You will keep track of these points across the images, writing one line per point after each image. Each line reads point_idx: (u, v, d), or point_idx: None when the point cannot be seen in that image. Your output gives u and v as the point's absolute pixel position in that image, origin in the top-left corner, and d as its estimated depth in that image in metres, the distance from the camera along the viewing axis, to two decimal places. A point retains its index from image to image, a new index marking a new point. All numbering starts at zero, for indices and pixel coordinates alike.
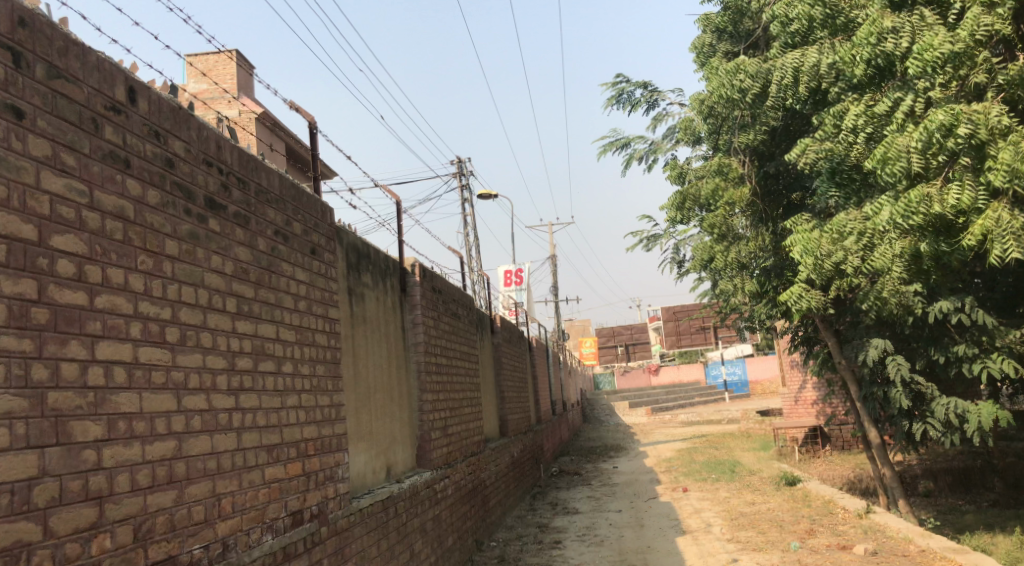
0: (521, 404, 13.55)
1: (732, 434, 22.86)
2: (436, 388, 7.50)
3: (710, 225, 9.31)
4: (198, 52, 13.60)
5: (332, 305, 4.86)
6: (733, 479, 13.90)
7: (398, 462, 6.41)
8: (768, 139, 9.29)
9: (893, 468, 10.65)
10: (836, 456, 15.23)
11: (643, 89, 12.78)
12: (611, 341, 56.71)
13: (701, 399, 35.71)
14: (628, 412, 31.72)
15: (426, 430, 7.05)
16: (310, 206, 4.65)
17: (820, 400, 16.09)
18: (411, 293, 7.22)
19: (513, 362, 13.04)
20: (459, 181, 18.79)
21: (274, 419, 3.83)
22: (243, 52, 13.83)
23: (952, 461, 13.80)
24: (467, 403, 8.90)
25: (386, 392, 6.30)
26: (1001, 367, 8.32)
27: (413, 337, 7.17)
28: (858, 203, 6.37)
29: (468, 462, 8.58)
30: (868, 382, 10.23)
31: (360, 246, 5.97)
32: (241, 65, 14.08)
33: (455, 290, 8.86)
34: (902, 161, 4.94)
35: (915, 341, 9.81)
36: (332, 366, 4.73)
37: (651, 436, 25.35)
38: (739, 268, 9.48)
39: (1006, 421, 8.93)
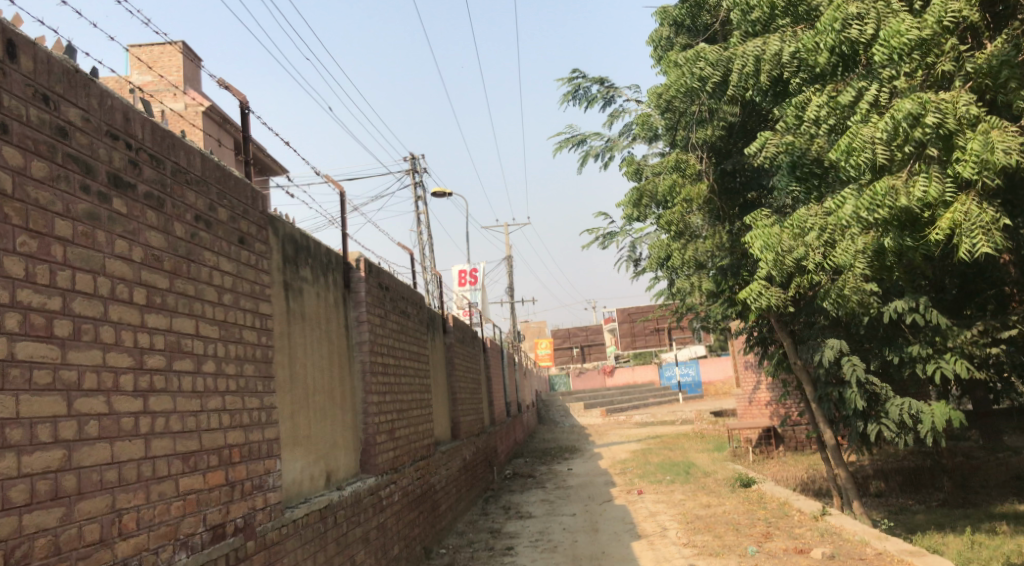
0: (474, 406, 13.22)
1: (686, 435, 22.82)
2: (382, 389, 7.15)
3: (666, 222, 9.09)
4: (143, 43, 13.09)
5: (263, 299, 4.48)
6: (688, 481, 13.75)
7: (339, 468, 6.04)
8: (725, 135, 9.14)
9: (847, 469, 10.58)
10: (790, 456, 15.21)
11: (600, 84, 12.56)
12: (567, 342, 56.65)
13: (655, 400, 35.76)
14: (582, 413, 31.58)
15: (370, 434, 6.69)
16: (238, 191, 4.27)
17: (774, 400, 16.06)
18: (356, 289, 6.85)
19: (465, 363, 12.70)
20: (412, 178, 18.38)
21: (191, 423, 3.46)
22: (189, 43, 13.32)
23: (903, 461, 13.84)
24: (416, 405, 8.54)
25: (327, 394, 5.94)
26: (956, 368, 8.24)
27: (358, 335, 6.81)
28: (820, 198, 6.20)
29: (417, 466, 8.23)
30: (823, 383, 10.13)
31: (298, 238, 5.60)
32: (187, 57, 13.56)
33: (404, 288, 8.50)
34: (868, 152, 4.76)
35: (870, 342, 9.74)
36: (262, 365, 4.36)
37: (606, 437, 25.20)
38: (696, 267, 9.28)
39: (960, 422, 8.88)
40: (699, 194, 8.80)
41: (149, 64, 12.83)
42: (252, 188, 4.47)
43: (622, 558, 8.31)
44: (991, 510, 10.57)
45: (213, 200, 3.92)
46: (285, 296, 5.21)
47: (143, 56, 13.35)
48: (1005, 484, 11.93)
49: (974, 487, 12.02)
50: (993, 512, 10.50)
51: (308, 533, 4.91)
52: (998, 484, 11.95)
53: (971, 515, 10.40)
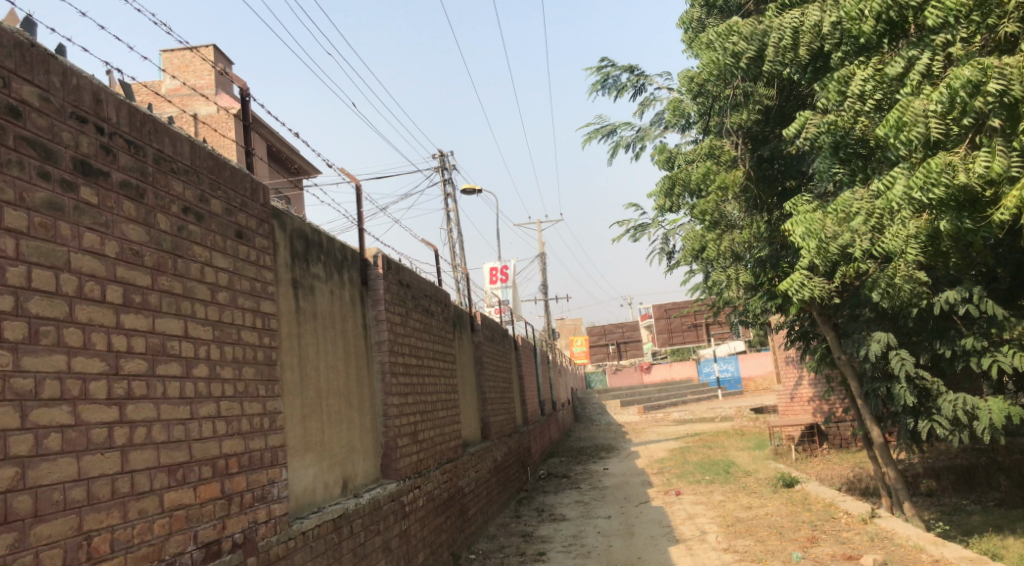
0: (505, 407, 12.90)
1: (726, 433, 22.26)
2: (404, 390, 6.86)
3: (700, 212, 8.64)
4: (173, 49, 13.08)
5: (265, 297, 4.21)
6: (728, 481, 13.28)
7: (357, 474, 5.76)
8: (761, 120, 8.72)
9: (897, 468, 10.05)
10: (835, 455, 14.64)
11: (630, 73, 12.17)
12: (603, 339, 56.05)
13: (693, 397, 35.13)
14: (620, 411, 31.10)
15: (391, 437, 6.40)
16: (236, 181, 4.00)
17: (817, 396, 15.49)
18: (374, 287, 6.56)
19: (496, 362, 12.39)
20: (441, 175, 18.12)
21: (179, 432, 3.21)
22: (218, 47, 13.25)
23: (955, 459, 13.22)
24: (442, 406, 8.23)
25: (342, 397, 5.66)
26: (1014, 361, 7.71)
27: (376, 335, 6.53)
28: (866, 179, 5.74)
29: (443, 469, 7.92)
30: (871, 378, 9.62)
31: (309, 234, 5.32)
32: (217, 61, 13.50)
33: (426, 285, 8.19)
34: (920, 127, 4.34)
35: (920, 334, 9.22)
36: (265, 368, 4.08)
37: (643, 435, 24.72)
38: (733, 259, 8.80)
39: (1020, 419, 8.33)
40: (735, 180, 8.37)
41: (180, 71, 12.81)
42: (250, 178, 4.20)
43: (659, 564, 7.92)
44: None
45: (205, 190, 3.66)
46: (293, 295, 4.94)
47: (174, 62, 13.33)
48: None
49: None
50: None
51: (320, 544, 4.63)
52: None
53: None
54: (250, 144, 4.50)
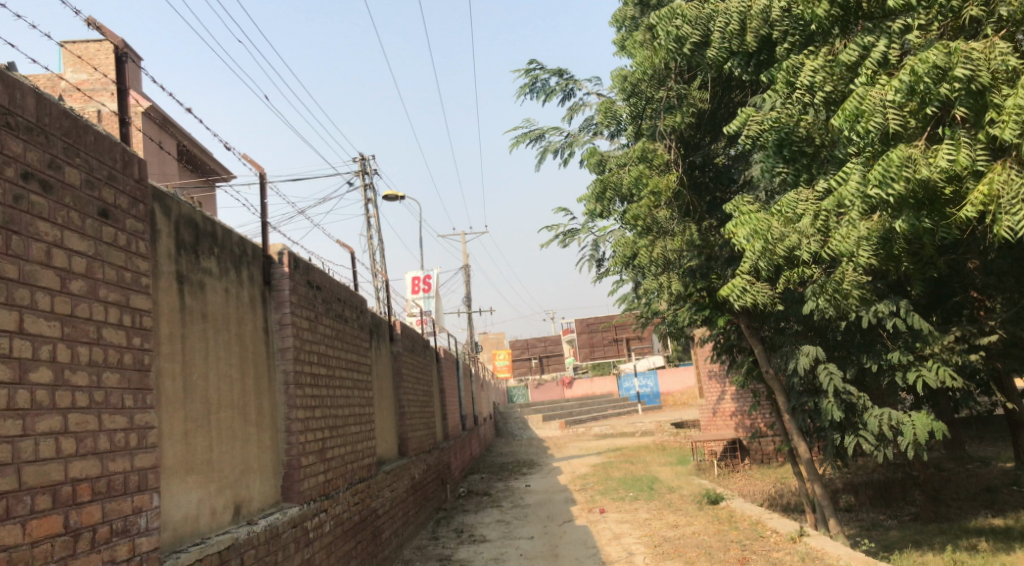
0: (424, 421, 12.28)
1: (647, 448, 22.05)
2: (310, 403, 6.19)
3: (632, 217, 8.20)
4: (76, 38, 12.14)
5: (137, 290, 3.52)
6: (652, 498, 12.95)
7: (252, 498, 5.08)
8: (694, 124, 8.52)
9: (823, 484, 9.85)
10: (756, 470, 14.51)
11: (559, 76, 11.81)
12: (525, 353, 55.71)
13: (614, 411, 35.05)
14: (541, 426, 30.74)
15: (294, 455, 5.74)
16: (103, 149, 3.32)
17: (739, 411, 15.37)
18: (279, 288, 5.91)
19: (415, 374, 11.75)
20: (362, 180, 17.39)
21: (3, 452, 2.65)
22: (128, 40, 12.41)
23: (873, 473, 13.23)
24: (355, 420, 7.58)
25: (237, 410, 4.99)
26: (939, 377, 7.54)
27: (280, 341, 5.86)
28: (810, 180, 5.44)
29: (354, 490, 7.27)
30: (797, 392, 9.42)
31: (199, 223, 4.65)
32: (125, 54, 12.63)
33: (339, 288, 7.55)
34: (878, 118, 4.01)
35: (847, 348, 9.04)
36: (134, 375, 3.39)
37: (564, 450, 24.37)
38: (664, 266, 8.40)
39: (943, 435, 8.20)
40: (667, 185, 8.03)
41: (83, 62, 11.87)
42: (124, 148, 3.53)
43: None
44: (972, 526, 9.93)
45: (58, 155, 3.01)
46: (177, 291, 4.27)
47: (76, 51, 12.36)
48: (977, 496, 11.35)
49: (949, 500, 11.43)
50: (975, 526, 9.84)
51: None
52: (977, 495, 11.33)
53: (952, 531, 9.74)
54: (124, 112, 3.81)
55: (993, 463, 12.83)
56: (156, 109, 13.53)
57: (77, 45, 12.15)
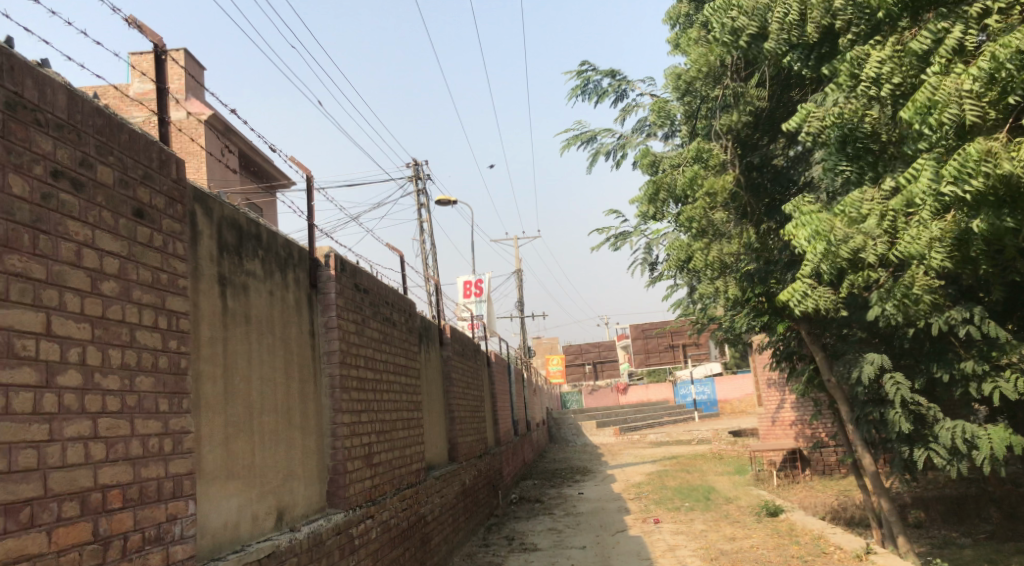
0: (475, 426, 12.17)
1: (703, 457, 21.56)
2: (356, 408, 6.10)
3: (687, 219, 7.95)
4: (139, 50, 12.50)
5: (173, 292, 3.49)
6: (708, 509, 12.60)
7: (295, 504, 5.00)
8: (752, 124, 8.24)
9: (890, 499, 9.40)
10: (818, 482, 14.01)
11: (611, 77, 11.60)
12: (579, 359, 55.31)
13: (670, 419, 34.48)
14: (596, 432, 30.39)
15: (339, 461, 5.66)
16: (138, 147, 3.35)
17: (800, 420, 14.88)
18: (325, 291, 5.84)
19: (466, 379, 11.65)
20: (415, 184, 17.40)
21: (28, 457, 2.64)
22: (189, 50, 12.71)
23: (943, 488, 12.65)
24: (403, 425, 7.49)
25: (281, 414, 4.93)
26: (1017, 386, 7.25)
27: (326, 344, 5.79)
28: (876, 179, 5.10)
29: (401, 496, 7.17)
30: (861, 402, 8.99)
31: (242, 225, 4.60)
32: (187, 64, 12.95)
33: (387, 291, 7.48)
34: (953, 109, 3.74)
35: (915, 357, 8.62)
36: (169, 378, 3.35)
37: (619, 457, 24.01)
38: (720, 270, 8.12)
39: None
40: (724, 185, 7.75)
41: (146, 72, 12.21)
42: (160, 147, 3.53)
43: None
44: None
45: (89, 153, 3.04)
46: (219, 294, 4.22)
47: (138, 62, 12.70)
48: None
49: None
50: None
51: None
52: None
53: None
54: (163, 112, 3.84)
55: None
56: (216, 116, 13.74)
57: (141, 56, 12.43)
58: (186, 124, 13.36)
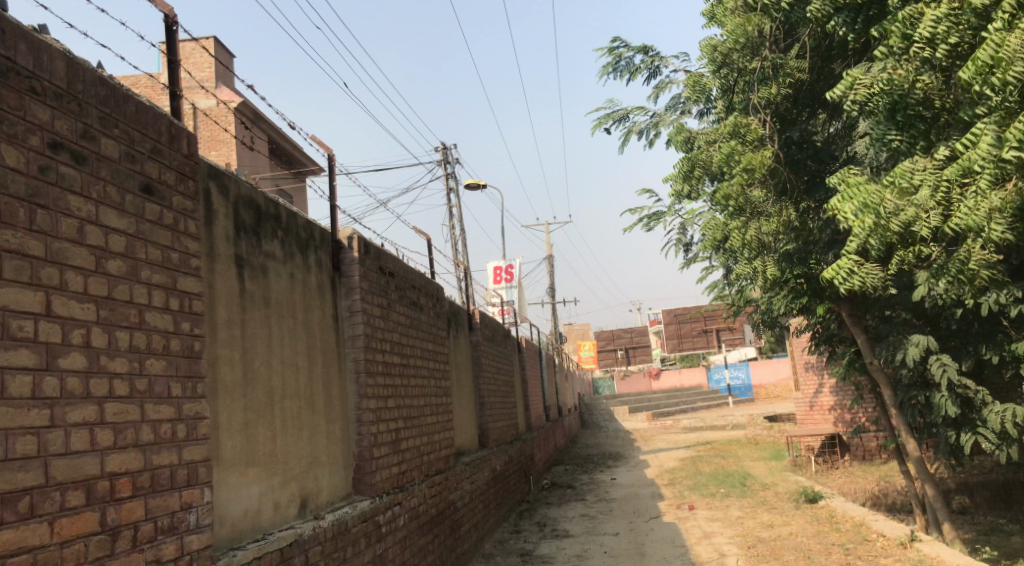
0: (506, 411, 12.02)
1: (738, 442, 21.21)
2: (382, 393, 5.95)
3: (723, 197, 7.69)
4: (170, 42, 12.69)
5: (186, 272, 3.34)
6: (744, 495, 12.31)
7: (320, 491, 4.87)
8: (791, 99, 7.95)
9: (936, 485, 9.05)
10: (858, 467, 13.64)
11: (643, 53, 11.30)
12: (611, 344, 54.95)
13: (703, 404, 34.11)
14: (628, 417, 30.13)
15: (365, 447, 5.52)
16: (147, 120, 3.19)
17: (839, 404, 14.51)
18: (348, 273, 5.69)
19: (496, 365, 11.49)
20: (444, 168, 17.23)
21: (27, 444, 2.50)
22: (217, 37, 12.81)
23: (989, 474, 12.26)
24: (431, 411, 7.36)
25: (304, 400, 4.79)
26: None
27: (350, 328, 5.65)
28: (928, 149, 4.81)
29: (430, 482, 7.04)
30: (906, 385, 8.69)
31: (261, 205, 4.44)
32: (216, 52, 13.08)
33: (414, 275, 7.33)
34: (1018, 67, 3.49)
35: (963, 338, 8.24)
36: (182, 362, 3.21)
37: (652, 442, 23.75)
38: (758, 249, 7.85)
39: None
40: (762, 160, 7.41)
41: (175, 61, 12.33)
42: (171, 121, 3.37)
43: None
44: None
45: (92, 125, 2.89)
46: (236, 275, 4.07)
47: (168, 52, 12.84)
48: None
49: None
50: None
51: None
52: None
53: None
54: (175, 85, 3.67)
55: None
56: (246, 105, 13.68)
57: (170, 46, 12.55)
58: (216, 113, 13.31)
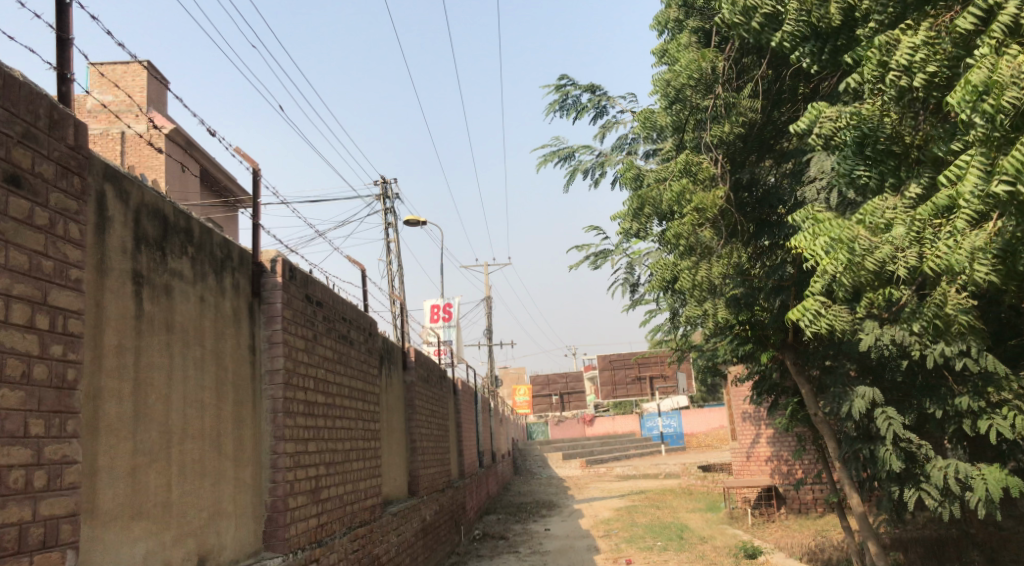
0: (439, 458, 11.41)
1: (672, 492, 20.83)
2: (303, 434, 5.37)
3: (674, 236, 7.39)
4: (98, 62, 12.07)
5: (61, 284, 2.78)
6: (682, 549, 11.88)
7: (223, 548, 4.24)
8: (742, 142, 7.78)
9: (879, 542, 8.74)
10: (794, 520, 13.35)
11: (590, 92, 11.11)
12: (546, 390, 54.47)
13: (636, 452, 33.88)
14: (562, 464, 29.57)
15: (279, 497, 4.90)
16: (22, 98, 2.69)
17: (775, 455, 14.27)
18: (270, 300, 5.13)
19: (429, 408, 10.89)
20: (382, 203, 16.69)
21: None
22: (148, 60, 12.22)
23: (923, 530, 12.19)
24: (357, 456, 6.75)
25: (209, 442, 4.19)
26: (1012, 425, 6.79)
27: (269, 362, 5.06)
28: (898, 186, 4.61)
29: (352, 535, 6.41)
30: (849, 439, 8.15)
31: (169, 216, 3.88)
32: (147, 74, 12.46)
33: (344, 306, 6.78)
34: (1013, 91, 3.29)
35: (907, 392, 7.93)
36: (47, 394, 2.66)
37: (585, 491, 23.22)
38: (708, 292, 7.51)
39: (1021, 493, 7.03)
40: (714, 201, 7.18)
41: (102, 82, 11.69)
42: (54, 104, 2.85)
43: None
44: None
45: None
46: (133, 294, 3.50)
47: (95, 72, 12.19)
48: None
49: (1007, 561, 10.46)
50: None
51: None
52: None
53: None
54: (67, 68, 3.16)
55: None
56: (179, 132, 12.97)
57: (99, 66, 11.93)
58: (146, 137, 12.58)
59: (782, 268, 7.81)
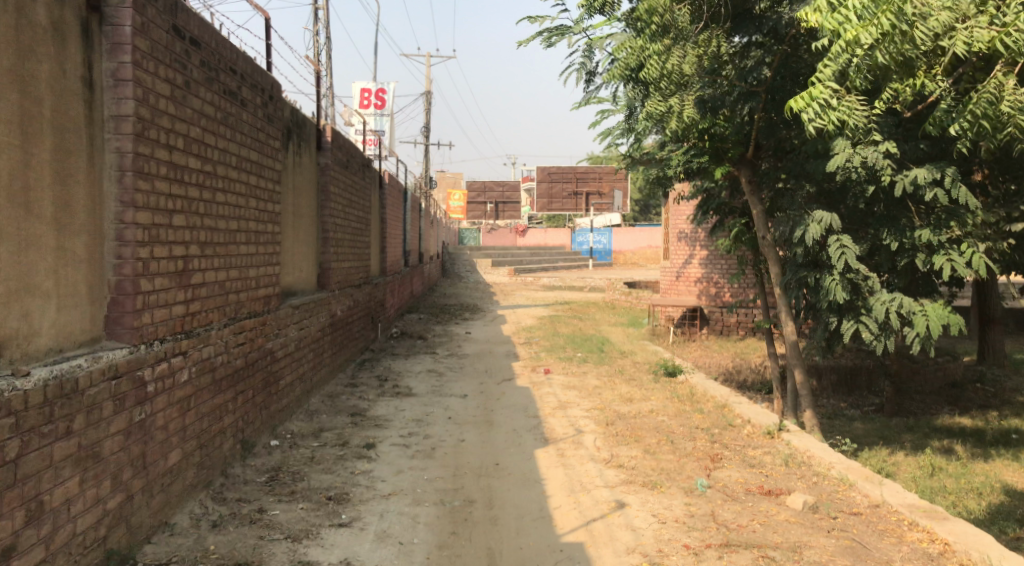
0: (356, 252, 10.46)
1: (595, 305, 20.66)
2: (164, 202, 4.27)
3: (645, 13, 6.31)
4: None
5: None
6: (602, 361, 11.59)
7: (34, 334, 3.36)
8: None
9: (805, 372, 8.38)
10: (714, 341, 13.23)
11: None
12: (481, 196, 53.46)
13: (565, 264, 33.85)
14: (489, 270, 29.22)
15: (126, 277, 3.89)
16: None
17: (708, 277, 13.82)
18: (116, 22, 3.84)
19: (348, 197, 9.80)
20: None
21: None
22: None
23: (839, 358, 12.18)
24: (246, 238, 5.71)
25: (8, 199, 3.20)
26: (970, 265, 6.32)
27: (114, 105, 3.85)
28: None
29: (237, 327, 5.53)
30: (794, 264, 7.40)
31: None
32: None
33: (235, 55, 5.46)
34: None
35: (861, 220, 7.08)
36: None
37: (510, 297, 23.01)
38: (676, 86, 6.64)
39: (959, 331, 6.66)
40: None
41: None
42: None
43: (523, 477, 5.81)
44: (945, 457, 8.82)
45: None
46: None
47: None
48: (940, 393, 11.35)
49: (911, 394, 11.15)
50: (960, 468, 8.51)
51: None
52: (948, 421, 10.09)
53: (932, 462, 8.44)
54: None
55: (961, 383, 11.65)
56: None
57: None
58: None
59: (757, 69, 6.68)
